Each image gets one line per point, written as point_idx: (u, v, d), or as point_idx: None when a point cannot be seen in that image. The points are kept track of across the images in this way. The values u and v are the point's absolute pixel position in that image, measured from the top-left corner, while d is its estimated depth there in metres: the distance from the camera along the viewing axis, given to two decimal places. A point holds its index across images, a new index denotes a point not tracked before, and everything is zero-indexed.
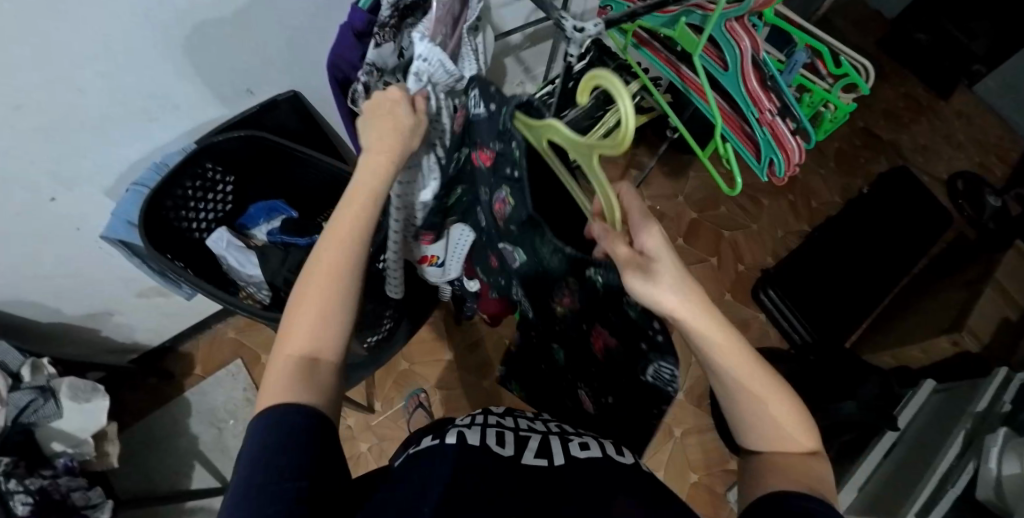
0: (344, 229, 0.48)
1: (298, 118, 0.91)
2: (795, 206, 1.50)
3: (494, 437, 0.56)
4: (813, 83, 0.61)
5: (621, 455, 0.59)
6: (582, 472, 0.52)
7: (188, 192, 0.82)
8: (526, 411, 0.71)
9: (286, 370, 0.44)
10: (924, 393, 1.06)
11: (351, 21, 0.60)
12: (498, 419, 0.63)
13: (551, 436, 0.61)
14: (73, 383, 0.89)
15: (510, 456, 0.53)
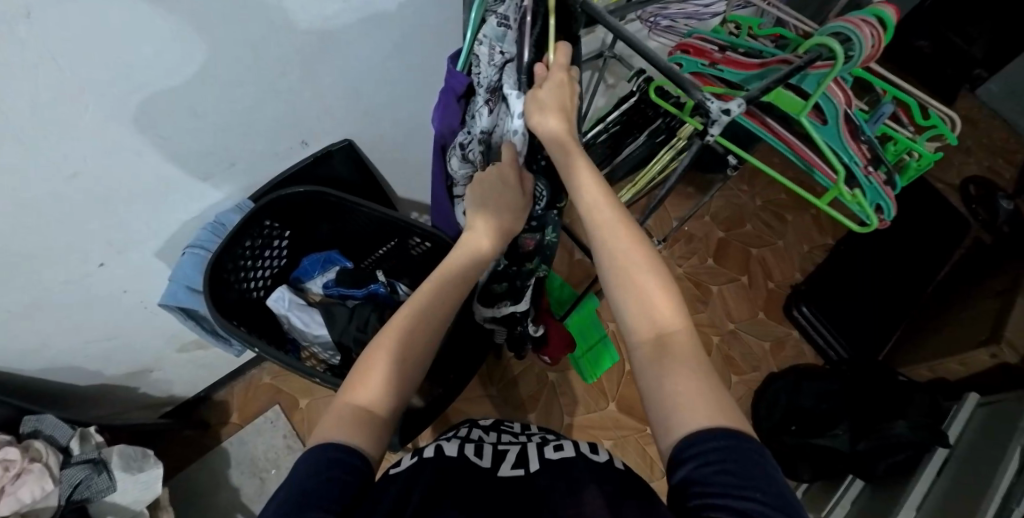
0: (422, 298, 0.61)
1: (352, 166, 0.94)
2: (818, 220, 1.52)
3: (472, 449, 0.59)
4: (898, 132, 0.66)
5: (596, 453, 0.59)
6: (561, 472, 0.54)
7: (246, 250, 0.81)
8: (515, 427, 0.72)
9: (344, 412, 0.52)
10: (968, 410, 1.08)
11: (454, 85, 0.67)
12: (481, 433, 0.66)
13: (529, 446, 0.63)
14: (124, 451, 0.85)
15: (487, 467, 0.56)
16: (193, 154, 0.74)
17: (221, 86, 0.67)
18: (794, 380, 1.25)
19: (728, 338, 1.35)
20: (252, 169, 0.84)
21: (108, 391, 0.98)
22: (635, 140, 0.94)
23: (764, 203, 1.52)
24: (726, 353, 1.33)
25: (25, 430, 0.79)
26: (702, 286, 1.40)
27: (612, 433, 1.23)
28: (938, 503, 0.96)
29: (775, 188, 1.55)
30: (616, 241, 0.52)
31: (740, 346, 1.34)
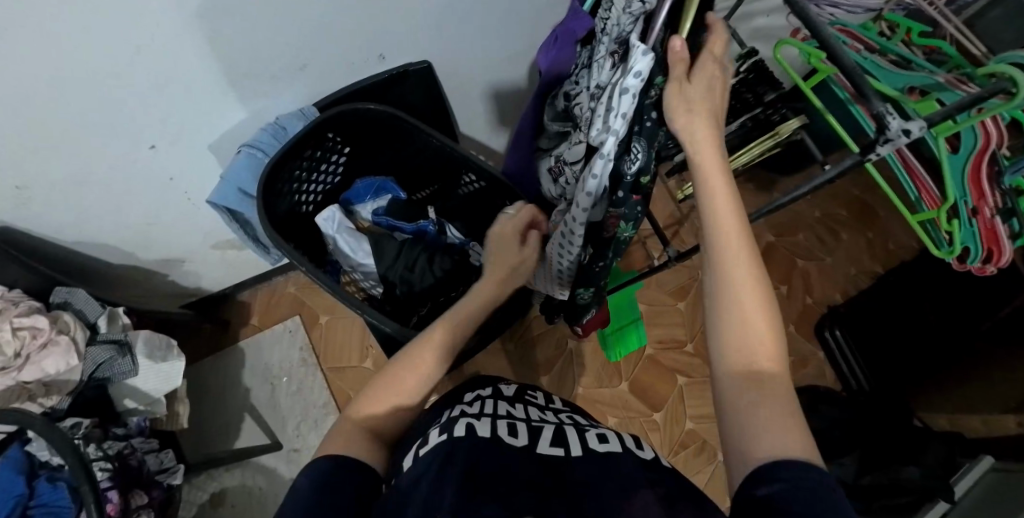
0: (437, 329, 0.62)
1: (423, 93, 0.82)
2: (873, 244, 1.46)
3: (506, 429, 0.55)
4: None
5: (641, 450, 0.55)
6: (602, 464, 0.49)
7: (303, 163, 0.76)
8: (538, 399, 0.70)
9: (352, 430, 0.55)
10: (979, 469, 1.08)
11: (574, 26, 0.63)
12: (508, 407, 0.62)
13: (565, 427, 0.59)
14: (149, 338, 0.84)
15: (523, 447, 0.52)
16: (268, 50, 0.68)
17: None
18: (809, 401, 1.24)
19: None
20: (324, 79, 0.78)
21: (139, 274, 0.96)
22: (729, 126, 0.86)
23: (822, 216, 1.46)
24: None
25: (55, 301, 0.78)
26: None
27: (620, 413, 1.22)
28: None
29: (837, 203, 1.48)
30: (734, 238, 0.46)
31: None
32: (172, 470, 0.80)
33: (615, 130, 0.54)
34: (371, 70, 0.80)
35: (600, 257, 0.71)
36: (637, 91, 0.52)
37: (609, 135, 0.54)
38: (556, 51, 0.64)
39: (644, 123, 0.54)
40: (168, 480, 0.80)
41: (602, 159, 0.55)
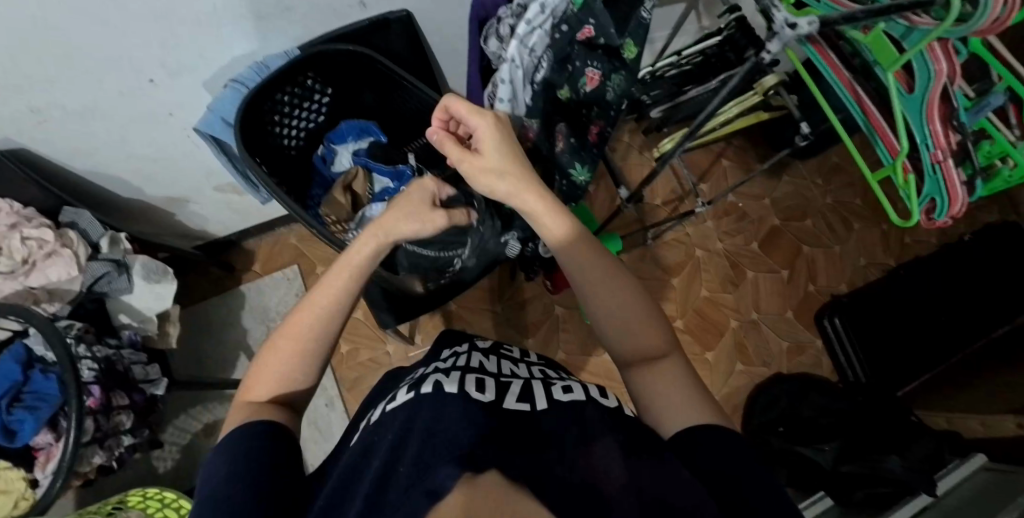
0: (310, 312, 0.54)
1: (408, 42, 0.84)
2: (888, 237, 1.41)
3: (474, 383, 0.50)
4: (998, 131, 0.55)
5: (604, 398, 0.55)
6: (573, 420, 0.48)
7: (286, 97, 0.79)
8: (514, 352, 0.65)
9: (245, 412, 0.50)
10: (968, 469, 1.03)
11: None
12: (481, 360, 0.58)
13: (534, 380, 0.55)
14: (146, 263, 0.92)
15: (492, 401, 0.47)
16: None
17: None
18: (800, 388, 1.21)
19: (749, 327, 1.29)
20: (314, 21, 0.81)
21: (146, 208, 1.03)
22: (707, 83, 0.85)
23: (836, 203, 1.41)
24: (740, 340, 1.28)
25: (64, 220, 0.86)
26: (739, 267, 1.32)
27: (601, 382, 1.22)
28: None
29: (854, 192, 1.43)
30: (608, 285, 0.55)
31: (759, 340, 1.29)
32: (155, 381, 0.88)
33: (531, 44, 0.55)
34: (354, 17, 0.82)
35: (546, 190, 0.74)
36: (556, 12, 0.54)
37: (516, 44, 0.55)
38: None
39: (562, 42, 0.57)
40: (150, 390, 0.87)
41: (512, 66, 0.55)
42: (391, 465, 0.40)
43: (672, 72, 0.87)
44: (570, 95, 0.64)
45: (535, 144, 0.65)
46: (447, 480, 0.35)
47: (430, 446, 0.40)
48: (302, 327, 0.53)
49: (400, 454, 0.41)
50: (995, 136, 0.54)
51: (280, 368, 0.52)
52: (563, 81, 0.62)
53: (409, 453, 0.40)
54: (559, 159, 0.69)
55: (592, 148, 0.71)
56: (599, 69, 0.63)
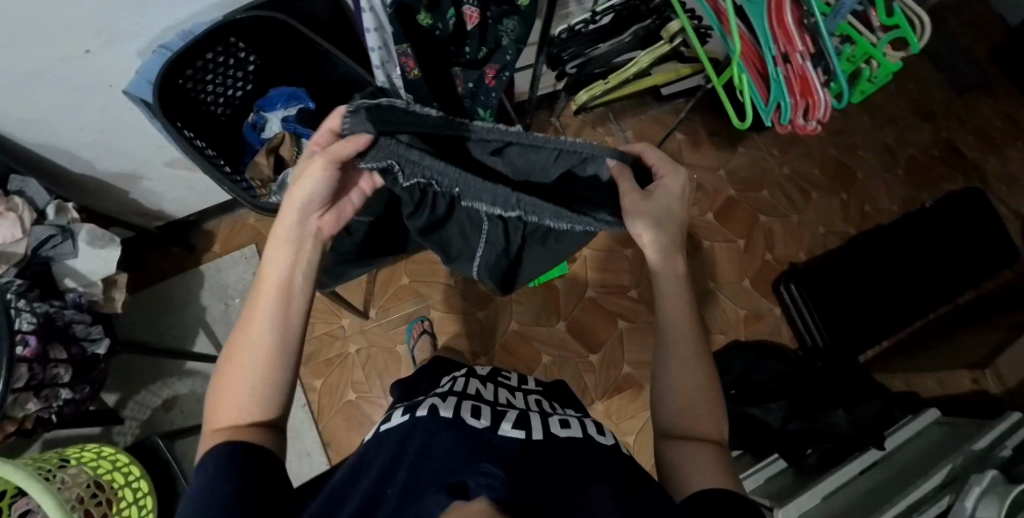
0: (261, 310, 0.52)
1: (330, 9, 0.86)
2: (847, 205, 1.42)
3: (470, 410, 0.56)
4: (859, 34, 0.56)
5: (601, 435, 0.60)
6: (563, 453, 0.53)
7: (208, 62, 0.83)
8: (511, 379, 0.73)
9: (220, 432, 0.49)
10: (924, 421, 1.02)
11: None
12: (478, 386, 0.65)
13: (531, 411, 0.61)
14: (92, 230, 0.95)
15: (486, 427, 0.53)
16: None
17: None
18: (756, 354, 1.21)
19: (703, 296, 1.31)
20: None
21: (100, 184, 1.07)
22: (620, 36, 0.90)
23: (791, 174, 1.43)
24: (696, 308, 1.29)
25: (12, 188, 0.90)
26: (694, 238, 1.34)
27: (555, 351, 1.24)
28: (858, 497, 0.91)
29: (810, 163, 1.44)
30: (690, 363, 0.58)
31: (713, 308, 1.30)
32: (98, 341, 0.92)
33: None
34: None
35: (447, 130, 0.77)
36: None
37: None
38: None
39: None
40: (92, 348, 0.91)
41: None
42: (390, 475, 0.48)
43: (587, 28, 0.89)
44: (435, 28, 0.64)
45: (424, 75, 0.66)
46: (437, 508, 0.42)
47: (423, 469, 0.47)
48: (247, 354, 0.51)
49: (398, 472, 0.48)
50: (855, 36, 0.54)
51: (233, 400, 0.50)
52: (423, 6, 0.61)
53: (404, 474, 0.47)
54: (459, 101, 0.73)
55: (491, 91, 0.73)
56: (477, 6, 0.65)
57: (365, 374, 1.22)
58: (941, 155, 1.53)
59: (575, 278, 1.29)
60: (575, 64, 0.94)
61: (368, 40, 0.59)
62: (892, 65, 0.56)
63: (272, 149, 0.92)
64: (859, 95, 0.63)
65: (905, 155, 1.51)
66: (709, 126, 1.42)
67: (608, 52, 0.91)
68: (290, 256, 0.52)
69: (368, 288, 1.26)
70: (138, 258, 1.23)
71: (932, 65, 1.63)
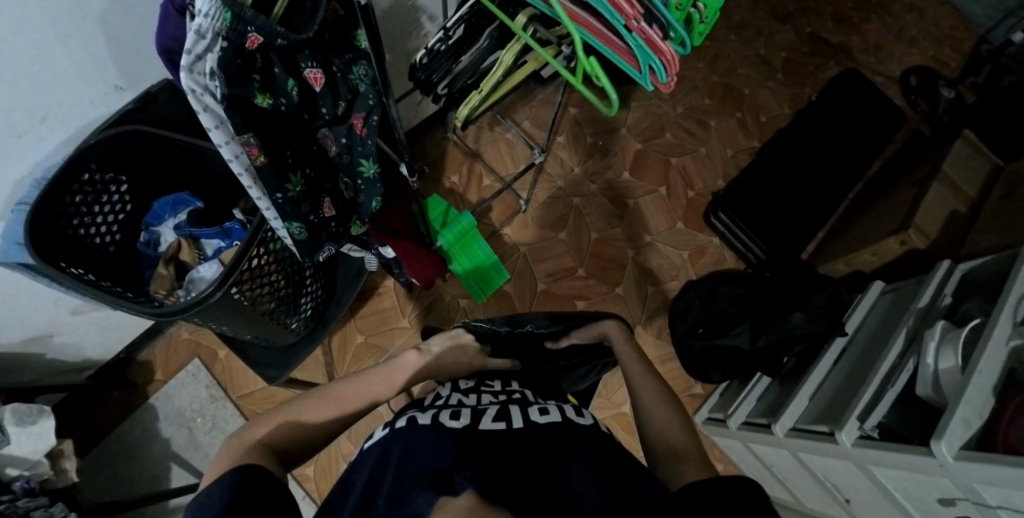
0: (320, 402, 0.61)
1: (180, 106, 0.83)
2: (745, 122, 1.49)
3: (449, 414, 0.59)
4: None
5: (581, 416, 0.63)
6: (543, 436, 0.56)
7: (80, 201, 0.79)
8: (495, 385, 0.74)
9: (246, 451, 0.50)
10: (872, 295, 1.06)
11: None
12: (460, 398, 0.66)
13: (511, 404, 0.64)
14: (16, 408, 0.89)
15: (466, 427, 0.56)
16: None
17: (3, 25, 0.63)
18: (709, 286, 1.26)
19: (645, 251, 1.35)
20: (78, 118, 0.80)
21: (9, 359, 0.98)
22: (477, 43, 0.88)
23: (685, 111, 1.48)
24: (642, 264, 1.34)
25: None
26: (620, 200, 1.38)
27: None
28: (838, 386, 0.97)
29: (699, 94, 1.50)
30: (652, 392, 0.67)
31: (657, 258, 1.35)
32: None
33: (207, 69, 0.53)
34: (114, 104, 0.83)
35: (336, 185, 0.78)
36: (215, 32, 0.51)
37: (184, 72, 0.52)
38: (163, 24, 0.63)
39: (237, 59, 0.54)
40: None
41: (197, 94, 0.54)
42: (376, 488, 0.49)
43: (445, 45, 0.88)
44: (279, 105, 0.61)
45: (275, 153, 0.65)
46: (424, 505, 0.44)
47: (406, 476, 0.48)
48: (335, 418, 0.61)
49: (385, 475, 0.50)
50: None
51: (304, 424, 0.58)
52: (256, 89, 0.58)
53: (391, 478, 0.48)
54: (334, 154, 0.74)
55: (365, 139, 0.75)
56: (318, 67, 0.64)
57: (353, 444, 1.19)
58: (811, 49, 1.61)
59: (521, 276, 1.30)
60: (446, 83, 0.94)
61: (214, 137, 0.58)
62: (714, 1, 0.62)
63: (171, 258, 0.89)
64: (699, 36, 0.68)
65: (779, 58, 1.58)
66: (597, 92, 1.45)
67: (472, 63, 0.90)
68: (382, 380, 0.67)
69: (326, 359, 1.23)
70: (80, 414, 1.16)
71: None
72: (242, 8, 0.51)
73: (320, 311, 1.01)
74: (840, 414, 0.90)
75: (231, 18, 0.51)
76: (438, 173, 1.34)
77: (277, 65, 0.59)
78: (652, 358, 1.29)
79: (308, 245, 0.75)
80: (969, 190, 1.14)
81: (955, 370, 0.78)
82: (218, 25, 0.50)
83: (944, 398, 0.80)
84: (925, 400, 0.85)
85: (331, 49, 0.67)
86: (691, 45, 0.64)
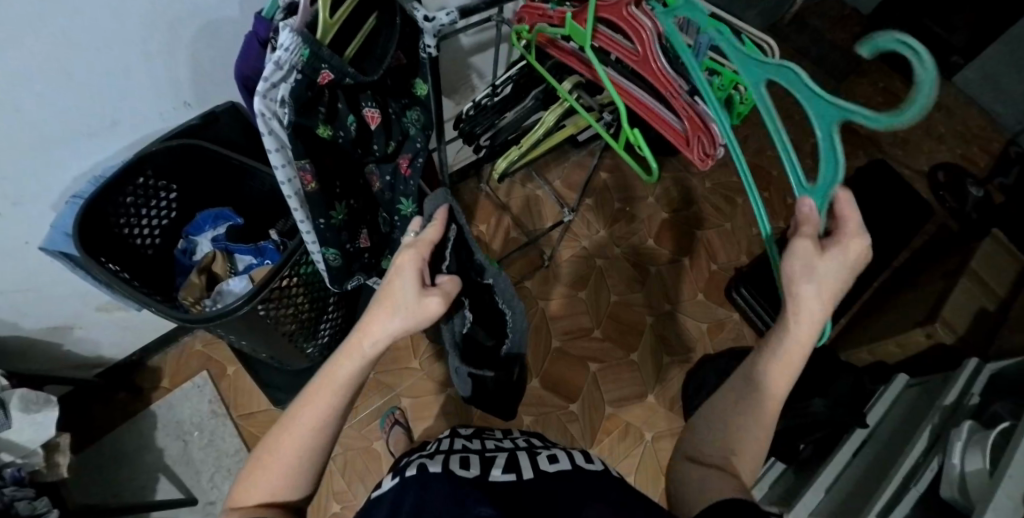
0: (323, 388, 0.48)
1: (240, 128, 0.89)
2: (771, 203, 1.51)
3: (459, 461, 0.57)
4: (722, 66, 0.64)
5: (590, 463, 0.61)
6: (555, 486, 0.54)
7: (131, 204, 0.83)
8: (496, 434, 0.73)
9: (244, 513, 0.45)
10: (895, 389, 1.04)
11: (255, 30, 0.63)
12: (465, 444, 0.65)
13: (519, 451, 0.62)
14: (24, 394, 0.90)
15: (476, 477, 0.55)
16: (74, 111, 0.76)
17: (98, 38, 0.70)
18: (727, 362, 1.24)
19: (663, 318, 1.35)
20: (144, 128, 0.86)
21: (28, 345, 1.00)
22: (522, 102, 0.93)
23: (714, 186, 1.51)
24: (660, 332, 1.33)
25: None
26: (642, 265, 1.39)
27: (534, 409, 1.22)
28: (858, 479, 0.93)
29: (728, 171, 1.54)
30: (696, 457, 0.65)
31: (675, 327, 1.34)
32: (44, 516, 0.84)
33: (279, 97, 0.55)
34: (179, 118, 0.89)
35: (375, 213, 0.80)
36: (292, 65, 0.54)
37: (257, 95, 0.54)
38: (243, 53, 0.66)
39: (308, 91, 0.57)
40: None
41: (265, 118, 0.55)
42: None
43: (492, 100, 0.93)
44: (337, 137, 0.63)
45: (326, 182, 0.66)
46: None
47: None
48: (296, 441, 0.47)
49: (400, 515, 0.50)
50: (719, 66, 0.63)
51: (276, 473, 0.47)
52: (320, 121, 0.60)
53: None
54: (377, 191, 0.77)
55: (409, 180, 0.78)
56: (376, 108, 0.67)
57: (346, 482, 1.16)
58: (840, 139, 1.66)
59: (536, 330, 1.30)
60: (488, 136, 0.95)
61: (272, 159, 0.59)
62: None
63: (205, 268, 0.91)
64: (737, 115, 0.70)
65: (808, 145, 1.63)
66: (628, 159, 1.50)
67: (515, 120, 0.93)
68: (392, 328, 0.48)
69: None
70: (82, 414, 1.16)
71: (808, 62, 1.80)
72: (321, 48, 0.54)
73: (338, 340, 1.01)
74: (858, 508, 0.86)
75: (309, 55, 0.53)
76: (468, 220, 1.38)
77: (343, 103, 0.62)
78: (662, 429, 1.24)
79: (339, 273, 0.76)
80: (998, 289, 1.12)
81: (981, 472, 0.74)
82: (296, 59, 0.53)
83: (970, 502, 0.75)
84: (948, 502, 0.81)
85: (390, 92, 0.71)
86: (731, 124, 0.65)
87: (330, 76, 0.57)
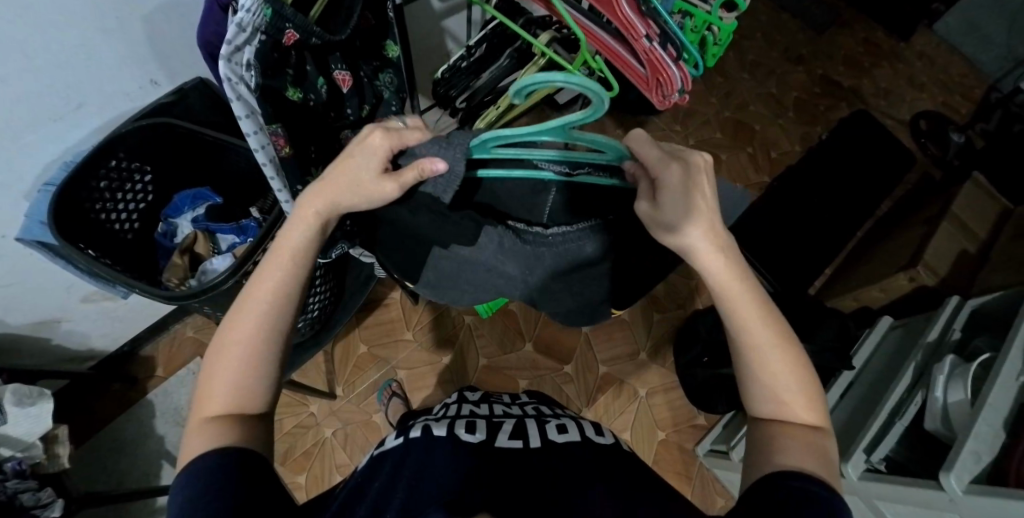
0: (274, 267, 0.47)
1: (209, 105, 0.87)
2: (755, 158, 1.51)
3: (465, 427, 0.58)
4: (694, 7, 0.65)
5: (599, 435, 0.62)
6: (561, 456, 0.54)
7: (105, 188, 0.81)
8: (504, 399, 0.74)
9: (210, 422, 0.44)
10: (880, 330, 1.06)
11: None
12: (472, 409, 0.65)
13: (527, 420, 0.63)
14: (16, 389, 0.90)
15: (482, 442, 0.55)
16: (38, 95, 0.73)
17: (54, 17, 0.67)
18: None
19: None
20: (113, 109, 0.83)
21: (16, 340, 0.99)
22: (498, 61, 0.91)
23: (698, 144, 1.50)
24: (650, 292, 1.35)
25: None
26: None
27: (528, 374, 1.25)
28: (846, 419, 0.95)
29: (711, 128, 1.54)
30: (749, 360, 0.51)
31: (665, 286, 1.36)
32: (49, 505, 0.85)
33: (245, 60, 0.53)
34: (148, 98, 0.86)
35: None
36: (255, 26, 0.53)
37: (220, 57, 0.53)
38: (205, 16, 0.65)
39: (272, 52, 0.55)
40: (45, 514, 0.85)
41: (232, 84, 0.53)
42: (391, 497, 0.49)
43: (466, 63, 0.91)
44: (308, 100, 0.63)
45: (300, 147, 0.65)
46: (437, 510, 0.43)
47: (421, 491, 0.47)
48: (253, 323, 0.45)
49: (399, 488, 0.49)
50: (691, 9, 0.64)
51: (240, 353, 0.45)
52: (288, 82, 0.60)
53: (406, 489, 0.49)
54: None
55: None
56: (347, 69, 0.67)
57: (347, 455, 1.17)
58: (823, 91, 1.65)
59: None
60: (465, 97, 0.95)
61: (244, 126, 0.57)
62: (728, 24, 0.65)
63: (186, 249, 0.90)
64: (712, 58, 0.71)
65: (790, 98, 1.62)
66: (611, 120, 1.49)
67: (491, 80, 0.92)
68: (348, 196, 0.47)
69: (326, 366, 1.23)
70: (78, 406, 1.16)
71: (788, 14, 1.78)
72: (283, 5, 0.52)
73: (328, 314, 1.01)
74: (846, 447, 0.88)
75: (272, 13, 0.52)
76: None
77: (310, 63, 0.62)
78: (655, 386, 1.27)
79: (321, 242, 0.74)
80: (977, 230, 1.14)
81: (963, 403, 0.77)
82: (257, 18, 0.52)
83: (954, 433, 0.78)
84: (931, 434, 0.84)
85: (360, 54, 0.70)
86: (704, 67, 0.67)
87: (293, 35, 0.55)
